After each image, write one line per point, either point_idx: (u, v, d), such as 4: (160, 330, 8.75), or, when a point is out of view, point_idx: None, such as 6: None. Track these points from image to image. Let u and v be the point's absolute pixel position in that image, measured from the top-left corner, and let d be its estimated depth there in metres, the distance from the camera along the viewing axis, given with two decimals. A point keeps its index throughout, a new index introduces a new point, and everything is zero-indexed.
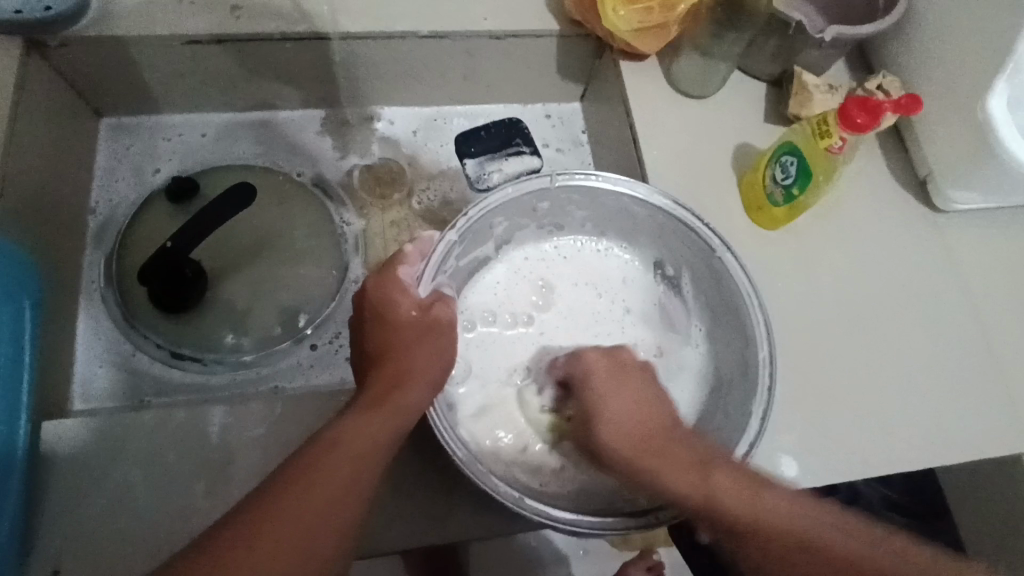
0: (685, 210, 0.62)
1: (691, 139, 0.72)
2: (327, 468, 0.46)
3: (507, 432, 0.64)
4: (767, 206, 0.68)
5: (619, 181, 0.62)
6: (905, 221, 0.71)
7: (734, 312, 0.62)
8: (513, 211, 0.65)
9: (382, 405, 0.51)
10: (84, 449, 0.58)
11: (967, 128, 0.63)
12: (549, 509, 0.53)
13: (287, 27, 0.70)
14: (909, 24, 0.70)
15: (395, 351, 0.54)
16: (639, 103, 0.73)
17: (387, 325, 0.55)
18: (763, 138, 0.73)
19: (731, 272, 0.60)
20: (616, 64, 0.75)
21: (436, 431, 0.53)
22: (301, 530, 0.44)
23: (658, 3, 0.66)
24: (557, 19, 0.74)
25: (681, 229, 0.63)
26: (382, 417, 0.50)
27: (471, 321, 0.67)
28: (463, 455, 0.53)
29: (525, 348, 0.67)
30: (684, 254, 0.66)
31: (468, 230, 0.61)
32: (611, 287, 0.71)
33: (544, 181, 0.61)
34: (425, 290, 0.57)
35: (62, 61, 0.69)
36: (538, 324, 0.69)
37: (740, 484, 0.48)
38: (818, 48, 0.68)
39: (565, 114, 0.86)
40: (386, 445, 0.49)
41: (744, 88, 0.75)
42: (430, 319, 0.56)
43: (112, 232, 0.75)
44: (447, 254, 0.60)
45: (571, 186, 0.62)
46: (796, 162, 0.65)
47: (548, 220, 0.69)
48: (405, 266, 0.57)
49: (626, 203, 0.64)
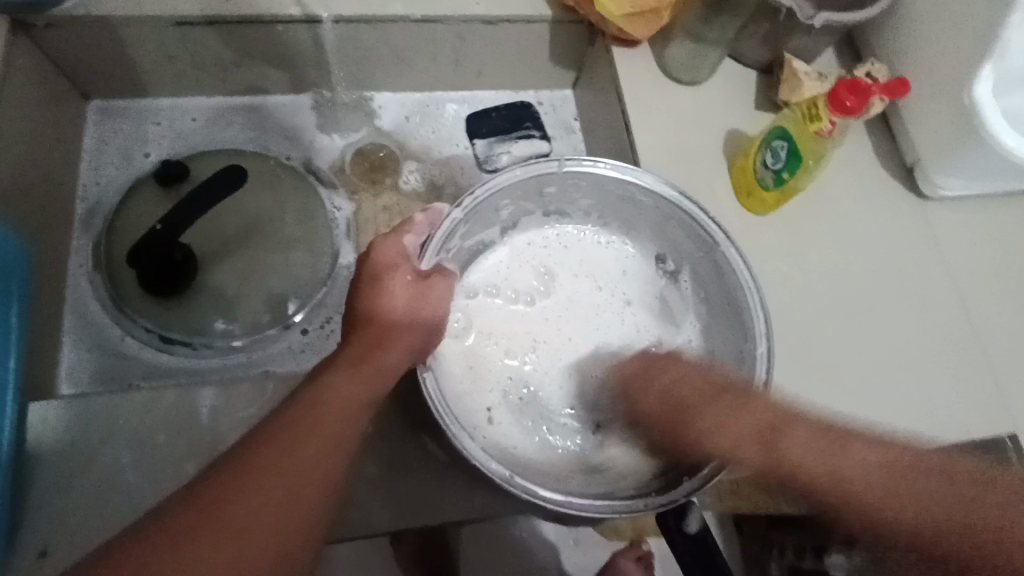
0: (692, 203, 0.62)
1: (682, 124, 0.73)
2: (302, 432, 0.47)
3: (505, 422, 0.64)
4: (757, 190, 0.68)
5: (624, 170, 0.62)
6: (896, 209, 0.72)
7: (735, 306, 0.62)
8: (518, 194, 0.65)
9: (364, 364, 0.52)
10: (73, 430, 0.58)
11: (953, 114, 0.64)
12: (539, 488, 0.53)
13: (278, 9, 0.70)
14: (898, 10, 0.70)
15: (381, 316, 0.53)
16: (631, 89, 0.73)
17: (383, 290, 0.54)
18: (754, 124, 0.74)
19: (732, 264, 0.60)
20: (608, 49, 0.75)
21: (430, 404, 0.52)
22: (272, 495, 0.45)
23: None
24: (550, 4, 0.74)
25: (681, 217, 0.64)
26: (367, 376, 0.51)
27: (470, 300, 0.67)
28: (458, 432, 0.52)
29: (522, 332, 0.67)
30: (686, 247, 0.66)
31: (474, 210, 0.61)
32: (612, 279, 0.71)
33: (552, 165, 0.62)
34: (428, 262, 0.56)
35: (49, 42, 0.68)
36: (536, 309, 0.68)
37: (816, 441, 0.50)
38: (808, 34, 0.68)
39: (557, 101, 0.86)
40: (370, 400, 0.50)
41: (735, 75, 0.75)
42: (427, 286, 0.56)
43: (99, 216, 0.74)
44: (452, 232, 0.59)
45: (578, 172, 0.63)
46: (786, 146, 0.65)
47: (551, 205, 0.69)
48: (410, 234, 0.56)
49: (631, 191, 0.64)
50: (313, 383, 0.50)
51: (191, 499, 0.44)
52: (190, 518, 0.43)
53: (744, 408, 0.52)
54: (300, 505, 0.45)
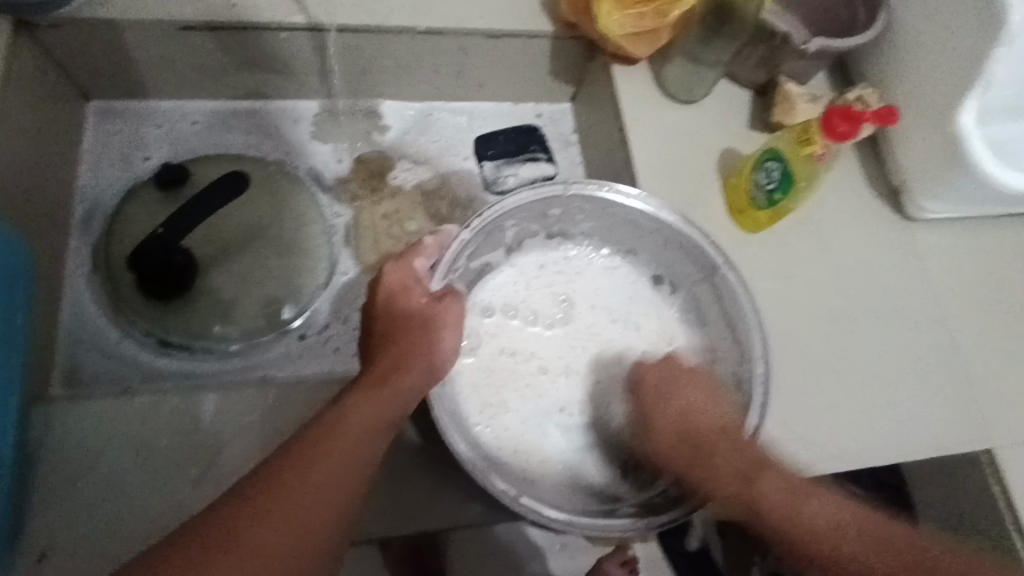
0: (692, 226, 0.64)
1: (678, 143, 0.74)
2: (310, 465, 0.46)
3: (510, 435, 0.65)
4: (750, 209, 0.70)
5: (629, 196, 0.65)
6: (883, 232, 0.75)
7: (733, 327, 0.65)
8: (525, 215, 0.67)
9: (382, 385, 0.53)
10: (71, 432, 0.58)
11: (939, 138, 0.67)
12: (544, 507, 0.56)
13: (284, 17, 0.70)
14: (887, 37, 0.73)
15: (399, 336, 0.56)
16: (629, 106, 0.75)
17: (396, 310, 0.58)
18: (747, 144, 0.76)
19: (733, 289, 0.63)
20: (607, 66, 0.76)
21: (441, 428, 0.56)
22: (275, 532, 0.43)
23: (650, 10, 0.68)
24: (552, 21, 0.76)
25: (684, 243, 0.66)
26: (386, 397, 0.52)
27: (476, 316, 0.68)
28: (466, 452, 0.56)
29: (532, 349, 0.68)
30: (690, 271, 0.68)
31: (482, 230, 0.63)
32: (618, 304, 0.72)
33: (556, 187, 0.64)
34: (439, 281, 0.60)
35: (52, 43, 0.68)
36: (540, 330, 0.69)
37: (791, 488, 0.55)
38: (802, 58, 0.71)
39: (556, 115, 0.87)
40: (388, 423, 0.51)
41: (730, 95, 0.77)
42: (439, 308, 0.58)
43: (98, 218, 0.74)
44: (460, 253, 0.62)
45: (583, 196, 0.65)
46: (779, 167, 0.67)
47: (553, 225, 0.70)
48: (421, 257, 0.60)
49: (635, 216, 0.66)
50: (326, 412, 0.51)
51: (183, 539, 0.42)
52: (187, 555, 0.41)
53: (737, 446, 0.57)
54: (298, 549, 0.44)
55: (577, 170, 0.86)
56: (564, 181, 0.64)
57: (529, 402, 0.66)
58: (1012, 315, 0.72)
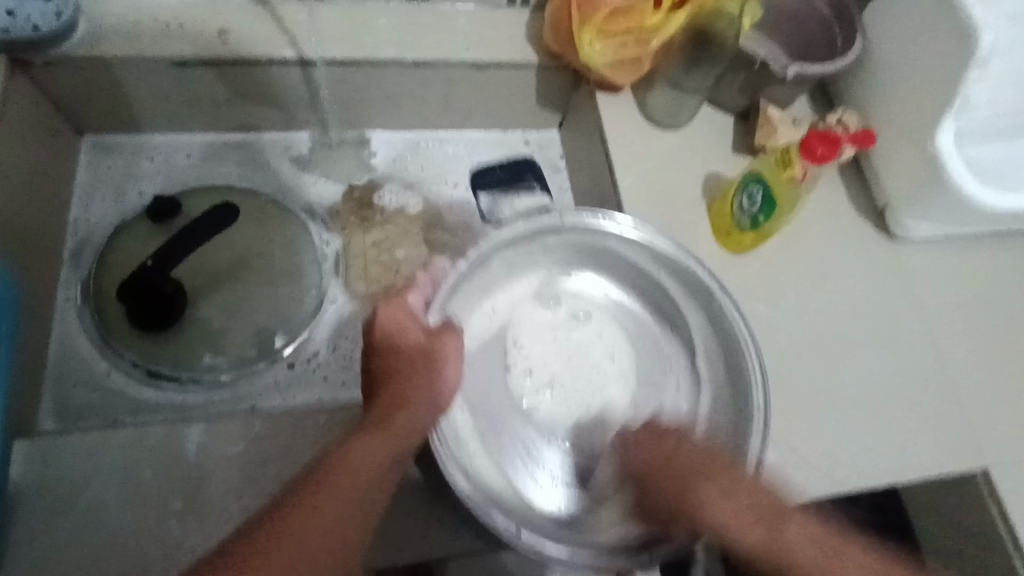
0: (686, 255, 0.67)
1: (663, 167, 0.75)
2: (312, 514, 0.47)
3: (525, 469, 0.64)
4: (735, 231, 0.71)
5: (624, 225, 0.68)
6: (870, 253, 0.75)
7: (729, 352, 0.66)
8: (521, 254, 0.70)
9: (385, 427, 0.53)
10: (55, 466, 0.58)
11: (919, 160, 0.68)
12: (544, 541, 0.56)
13: (273, 51, 0.72)
14: (865, 62, 0.74)
15: (401, 374, 0.56)
16: (614, 133, 0.76)
17: (392, 350, 0.57)
18: (732, 167, 0.76)
19: (728, 313, 0.65)
20: (592, 94, 0.78)
21: (442, 466, 0.56)
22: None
23: (631, 39, 0.69)
24: (537, 51, 0.78)
25: (675, 267, 0.68)
26: (389, 440, 0.52)
27: (482, 347, 0.68)
28: (466, 489, 0.56)
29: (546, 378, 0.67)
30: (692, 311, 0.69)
31: (478, 261, 0.66)
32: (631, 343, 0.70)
33: (550, 217, 0.67)
34: (434, 316, 0.61)
35: (47, 80, 0.69)
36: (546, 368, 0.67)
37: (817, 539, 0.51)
38: (781, 83, 0.72)
39: (544, 142, 0.89)
40: (390, 465, 0.51)
41: (713, 120, 0.78)
42: (438, 344, 0.58)
43: (89, 252, 0.74)
44: (458, 284, 0.64)
45: (579, 226, 0.68)
46: (762, 191, 0.67)
47: (557, 255, 0.71)
48: (415, 293, 0.61)
49: (630, 249, 0.69)
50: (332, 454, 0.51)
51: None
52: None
53: (732, 485, 0.53)
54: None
55: (565, 196, 0.86)
56: (557, 210, 0.67)
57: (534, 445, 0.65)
58: (1003, 331, 0.72)
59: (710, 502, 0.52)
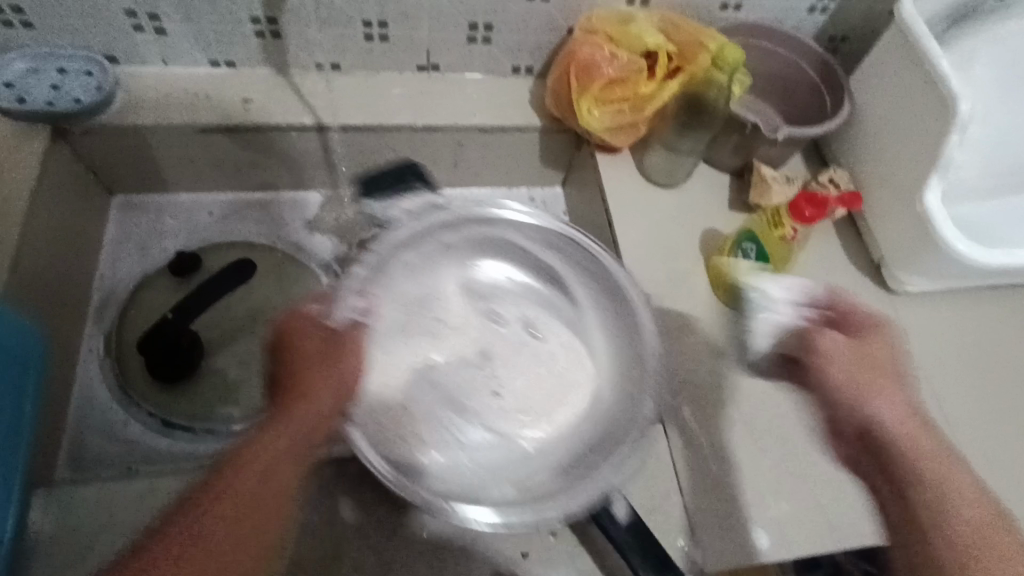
0: (576, 230, 0.64)
1: (661, 225, 0.78)
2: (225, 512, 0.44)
3: (448, 453, 0.55)
4: (731, 286, 0.72)
5: (518, 211, 0.65)
6: (868, 306, 0.76)
7: (626, 353, 0.60)
8: (450, 233, 0.64)
9: (295, 408, 0.49)
10: (71, 514, 0.59)
11: (909, 218, 0.70)
12: (471, 511, 0.51)
13: (293, 118, 0.77)
14: (854, 125, 0.78)
15: (299, 367, 0.50)
16: (614, 193, 0.80)
17: (295, 346, 0.52)
18: (729, 224, 0.79)
19: (625, 288, 0.62)
20: (592, 156, 0.82)
21: (360, 454, 0.51)
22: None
23: (628, 106, 0.73)
24: (539, 116, 0.82)
25: (556, 263, 0.64)
26: (301, 418, 0.48)
27: (425, 350, 0.59)
28: (391, 473, 0.51)
29: (481, 377, 0.59)
30: (594, 286, 0.63)
31: (419, 236, 0.63)
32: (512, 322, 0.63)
33: (475, 207, 0.64)
34: (340, 319, 0.55)
35: (85, 146, 0.75)
36: (495, 374, 0.59)
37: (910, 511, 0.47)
38: (773, 145, 0.75)
39: (548, 199, 0.92)
40: (304, 451, 0.48)
41: (710, 179, 0.82)
42: (342, 340, 0.53)
43: (113, 306, 0.78)
44: (379, 278, 0.60)
45: (482, 214, 0.64)
46: (756, 249, 0.71)
47: (465, 229, 0.65)
48: (320, 304, 0.55)
49: (525, 235, 0.65)
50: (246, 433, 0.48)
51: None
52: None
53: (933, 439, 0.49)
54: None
55: None
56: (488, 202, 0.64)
57: (473, 441, 0.56)
58: (1003, 385, 0.73)
59: (873, 404, 0.50)
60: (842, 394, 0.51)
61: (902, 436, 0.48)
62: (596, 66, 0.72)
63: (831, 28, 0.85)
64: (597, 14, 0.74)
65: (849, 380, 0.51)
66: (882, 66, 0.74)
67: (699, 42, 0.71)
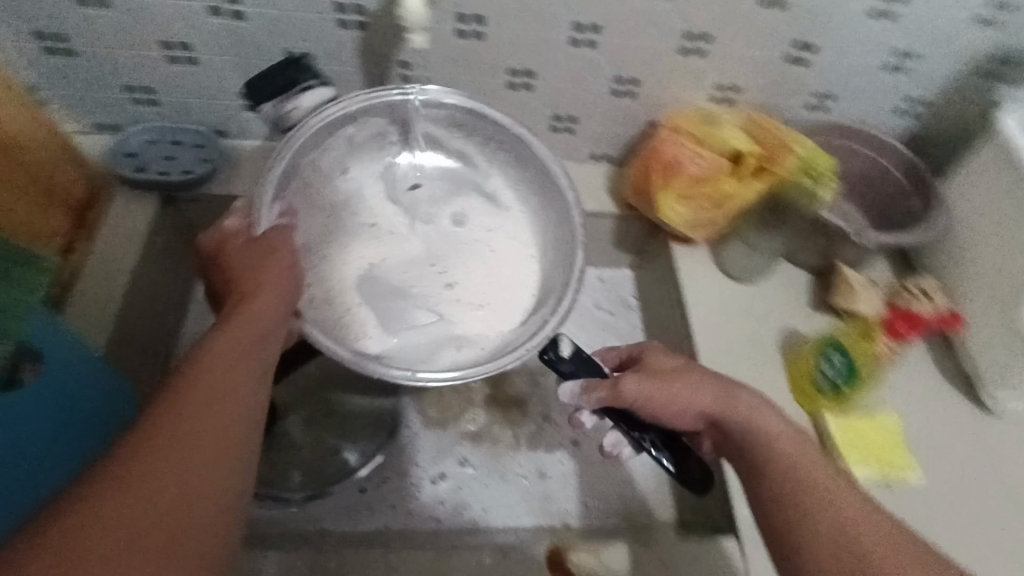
0: (487, 108, 0.65)
1: (738, 321, 0.77)
2: (185, 407, 0.42)
3: (398, 343, 0.61)
4: (813, 392, 0.69)
5: (443, 94, 0.65)
6: (961, 423, 0.71)
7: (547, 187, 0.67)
8: (371, 135, 0.67)
9: (236, 318, 0.50)
10: None
11: (1010, 336, 0.66)
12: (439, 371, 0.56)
13: None
14: (947, 232, 0.75)
15: (250, 278, 0.53)
16: (690, 284, 0.79)
17: (230, 265, 0.55)
18: (810, 326, 0.77)
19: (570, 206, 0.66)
20: (668, 245, 0.81)
21: (317, 343, 0.55)
22: (185, 449, 0.40)
23: (709, 203, 0.73)
24: (615, 203, 0.84)
25: (470, 119, 0.67)
26: (239, 324, 0.49)
27: (360, 263, 0.65)
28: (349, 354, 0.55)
29: (400, 276, 0.65)
30: (533, 185, 0.69)
31: (289, 170, 0.61)
32: (485, 254, 0.68)
33: (394, 93, 0.64)
34: (263, 225, 0.58)
35: (189, 211, 0.80)
36: (447, 269, 0.66)
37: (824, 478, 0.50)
38: (859, 249, 0.74)
39: (619, 280, 0.91)
40: (253, 346, 0.48)
41: (789, 277, 0.80)
42: (268, 244, 0.56)
43: None
44: (282, 191, 0.61)
45: (384, 102, 0.64)
46: (844, 360, 0.67)
47: (373, 126, 0.66)
48: (233, 219, 0.57)
49: (460, 115, 0.67)
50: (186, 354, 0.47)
51: (53, 524, 0.35)
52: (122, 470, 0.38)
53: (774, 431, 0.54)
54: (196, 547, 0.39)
55: (637, 334, 0.88)
56: (394, 87, 0.64)
57: (418, 323, 0.62)
58: None
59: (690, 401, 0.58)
60: (661, 409, 0.58)
61: (740, 432, 0.55)
62: (678, 164, 0.73)
63: (920, 130, 0.83)
64: (679, 114, 0.77)
65: (663, 395, 0.58)
66: (979, 177, 0.72)
67: (784, 144, 0.71)
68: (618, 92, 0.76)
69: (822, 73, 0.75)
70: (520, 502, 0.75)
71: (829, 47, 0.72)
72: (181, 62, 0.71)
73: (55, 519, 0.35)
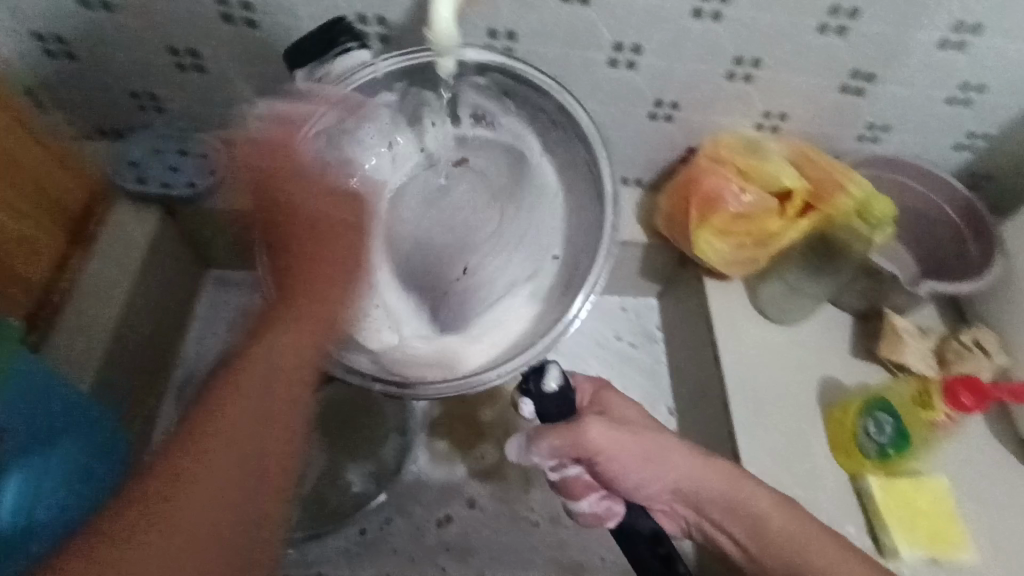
0: (546, 77, 0.55)
1: (774, 365, 0.71)
2: (217, 423, 0.39)
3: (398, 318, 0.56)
4: (855, 453, 0.64)
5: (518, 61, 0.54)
6: (1016, 491, 0.64)
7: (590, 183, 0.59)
8: (428, 96, 0.57)
9: (304, 307, 0.45)
10: None
11: None
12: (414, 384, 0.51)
13: None
14: (1008, 280, 0.69)
15: (315, 249, 0.46)
16: (723, 322, 0.73)
17: (294, 220, 0.46)
18: (852, 374, 0.71)
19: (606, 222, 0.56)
20: (700, 279, 0.76)
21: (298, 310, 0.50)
22: (219, 463, 0.39)
23: (751, 241, 0.68)
24: (645, 231, 0.78)
25: (518, 82, 0.56)
26: (310, 323, 0.44)
27: (399, 214, 0.58)
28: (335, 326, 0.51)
29: (422, 246, 0.59)
30: (579, 176, 0.60)
31: (345, 103, 0.51)
32: (510, 233, 0.60)
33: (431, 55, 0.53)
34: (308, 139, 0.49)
35: (193, 224, 0.76)
36: (471, 245, 0.60)
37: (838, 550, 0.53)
38: (910, 296, 0.68)
39: (644, 310, 0.85)
40: (314, 353, 0.44)
41: (831, 320, 0.74)
42: (339, 203, 0.48)
43: (193, 386, 0.76)
44: (329, 130, 0.52)
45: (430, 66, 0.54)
46: (892, 423, 0.63)
47: (419, 96, 0.57)
48: (296, 107, 0.49)
49: (527, 80, 0.55)
50: (239, 353, 0.43)
51: (72, 558, 0.34)
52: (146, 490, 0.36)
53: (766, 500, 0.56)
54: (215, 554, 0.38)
55: (661, 369, 0.81)
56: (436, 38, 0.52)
57: (420, 306, 0.58)
58: None
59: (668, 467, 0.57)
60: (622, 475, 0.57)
61: (687, 487, 0.58)
62: (720, 197, 0.68)
63: (977, 165, 0.77)
64: (725, 141, 0.71)
65: (626, 446, 0.56)
66: None
67: (836, 180, 0.66)
68: (656, 115, 0.71)
69: (879, 104, 0.69)
70: (531, 551, 0.69)
71: (889, 77, 0.66)
72: (188, 69, 0.67)
73: (72, 553, 0.34)
